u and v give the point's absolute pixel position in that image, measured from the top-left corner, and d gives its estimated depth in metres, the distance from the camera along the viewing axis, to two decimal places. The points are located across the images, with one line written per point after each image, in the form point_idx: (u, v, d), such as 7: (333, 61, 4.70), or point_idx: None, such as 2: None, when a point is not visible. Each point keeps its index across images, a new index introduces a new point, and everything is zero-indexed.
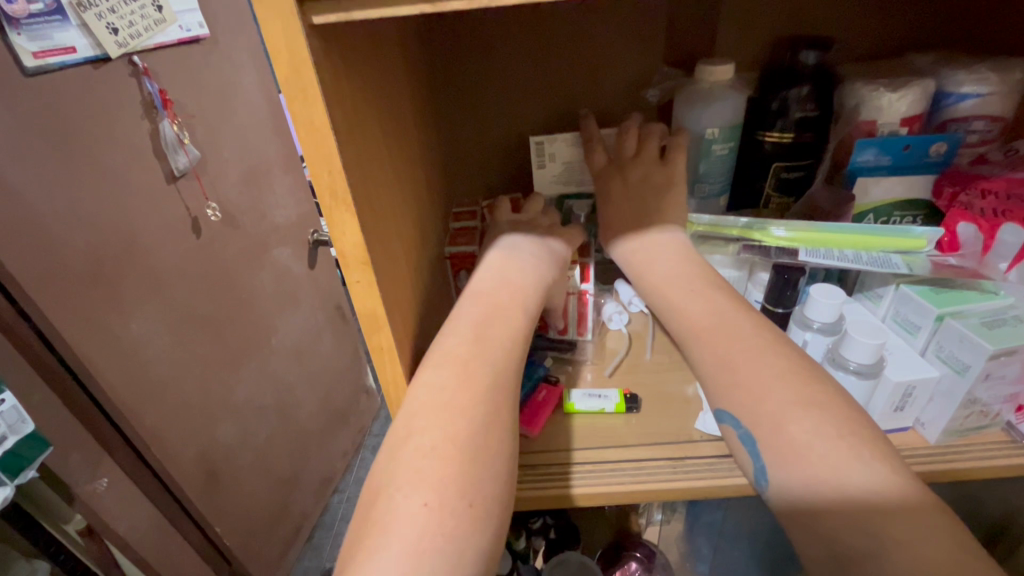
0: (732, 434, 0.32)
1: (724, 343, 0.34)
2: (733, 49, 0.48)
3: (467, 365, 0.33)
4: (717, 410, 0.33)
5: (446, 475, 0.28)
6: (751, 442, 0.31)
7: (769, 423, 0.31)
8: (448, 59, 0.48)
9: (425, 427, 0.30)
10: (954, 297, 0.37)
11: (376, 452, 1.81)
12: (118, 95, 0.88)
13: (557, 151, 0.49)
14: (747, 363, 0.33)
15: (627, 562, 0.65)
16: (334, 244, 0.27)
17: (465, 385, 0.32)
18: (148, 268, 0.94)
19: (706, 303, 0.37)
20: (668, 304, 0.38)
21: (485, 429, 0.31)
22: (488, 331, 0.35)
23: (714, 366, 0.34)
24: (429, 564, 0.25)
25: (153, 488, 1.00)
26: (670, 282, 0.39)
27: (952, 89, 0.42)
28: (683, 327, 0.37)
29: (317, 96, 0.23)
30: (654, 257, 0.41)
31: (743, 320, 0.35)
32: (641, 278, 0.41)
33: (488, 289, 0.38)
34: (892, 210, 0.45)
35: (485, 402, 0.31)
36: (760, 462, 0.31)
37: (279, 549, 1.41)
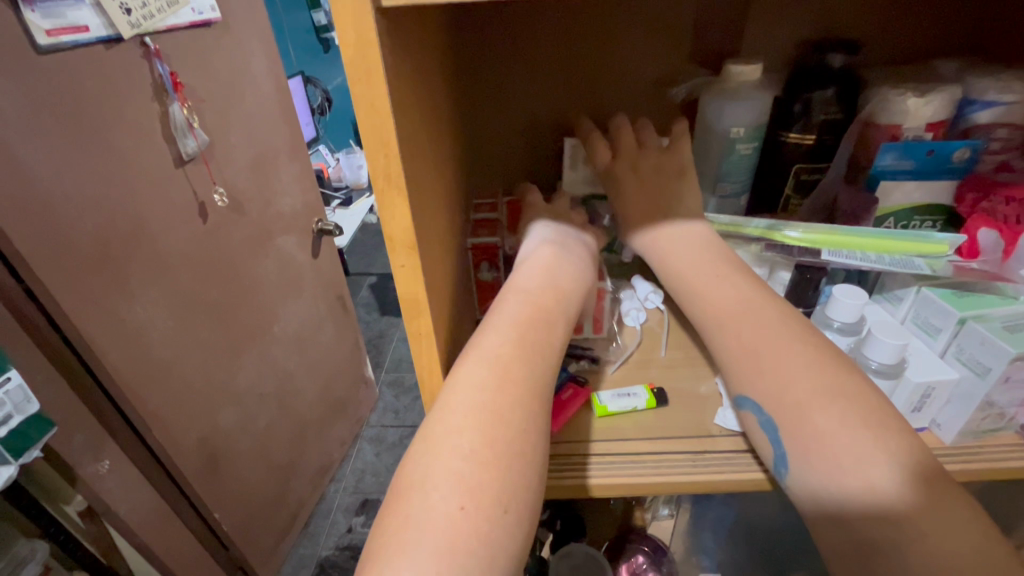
0: (751, 420, 0.34)
1: (755, 329, 0.35)
2: (761, 50, 0.48)
3: (505, 366, 0.33)
4: (737, 396, 0.35)
5: (482, 475, 0.28)
6: (772, 428, 0.32)
7: (798, 417, 0.31)
8: (477, 48, 0.48)
9: (463, 426, 0.30)
10: (976, 301, 0.38)
11: (373, 442, 1.82)
12: (129, 76, 0.87)
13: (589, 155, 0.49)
14: (776, 350, 0.33)
15: (634, 555, 0.65)
16: (382, 227, 0.27)
17: (505, 385, 0.32)
18: (154, 251, 0.94)
19: (736, 288, 0.37)
20: (694, 287, 0.39)
21: (525, 435, 0.30)
22: (529, 331, 0.35)
23: (740, 354, 0.35)
24: (463, 565, 0.25)
25: (153, 471, 1.00)
26: (702, 265, 0.39)
27: (978, 97, 0.42)
28: (708, 313, 0.38)
29: (380, 78, 0.23)
30: (682, 249, 0.41)
31: (774, 310, 0.35)
32: (668, 264, 0.41)
33: (533, 287, 0.38)
34: (912, 215, 0.45)
35: (525, 406, 0.31)
36: (780, 448, 0.32)
37: (276, 537, 1.41)
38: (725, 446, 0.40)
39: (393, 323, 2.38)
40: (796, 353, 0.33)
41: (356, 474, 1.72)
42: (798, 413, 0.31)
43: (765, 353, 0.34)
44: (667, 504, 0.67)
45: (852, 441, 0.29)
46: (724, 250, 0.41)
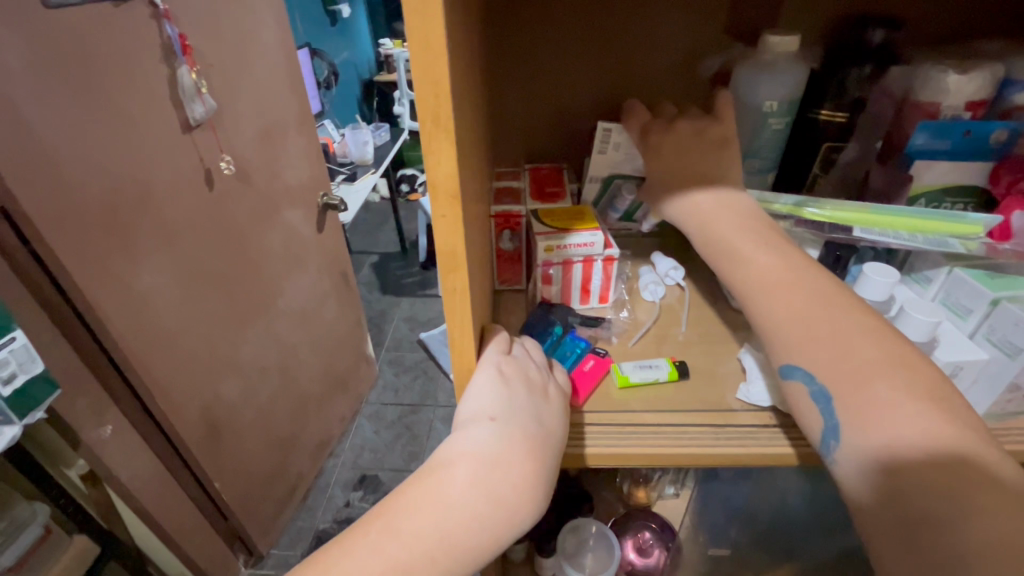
0: (800, 390, 0.33)
1: (796, 301, 0.34)
2: (799, 22, 0.47)
3: (482, 475, 0.31)
4: (784, 366, 0.34)
5: (428, 552, 0.29)
6: (825, 398, 0.32)
7: (848, 394, 0.31)
8: (506, 10, 0.47)
9: (409, 518, 0.30)
10: (1008, 283, 0.37)
11: (372, 419, 1.84)
12: (138, 35, 0.85)
13: (621, 140, 0.48)
14: (830, 318, 0.33)
15: (642, 530, 0.66)
16: (426, 174, 0.26)
17: (471, 493, 0.31)
18: (161, 217, 0.93)
19: (776, 256, 0.36)
20: (739, 254, 0.37)
21: (465, 543, 0.30)
22: (488, 496, 0.31)
23: (789, 320, 0.34)
24: None
25: (155, 438, 1.00)
26: (737, 233, 0.38)
27: (1019, 77, 0.41)
28: (742, 282, 0.37)
29: (437, 9, 0.22)
30: (720, 217, 0.39)
31: (813, 284, 0.35)
32: (705, 232, 0.40)
33: (533, 392, 0.36)
34: (943, 197, 0.44)
35: (480, 520, 0.30)
36: (833, 419, 0.31)
37: (275, 508, 1.42)
38: (749, 420, 0.40)
39: (394, 303, 2.38)
40: (841, 326, 0.33)
41: (355, 449, 1.73)
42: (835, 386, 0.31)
43: (804, 329, 0.33)
44: (672, 483, 0.68)
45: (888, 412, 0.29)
46: (763, 220, 0.39)
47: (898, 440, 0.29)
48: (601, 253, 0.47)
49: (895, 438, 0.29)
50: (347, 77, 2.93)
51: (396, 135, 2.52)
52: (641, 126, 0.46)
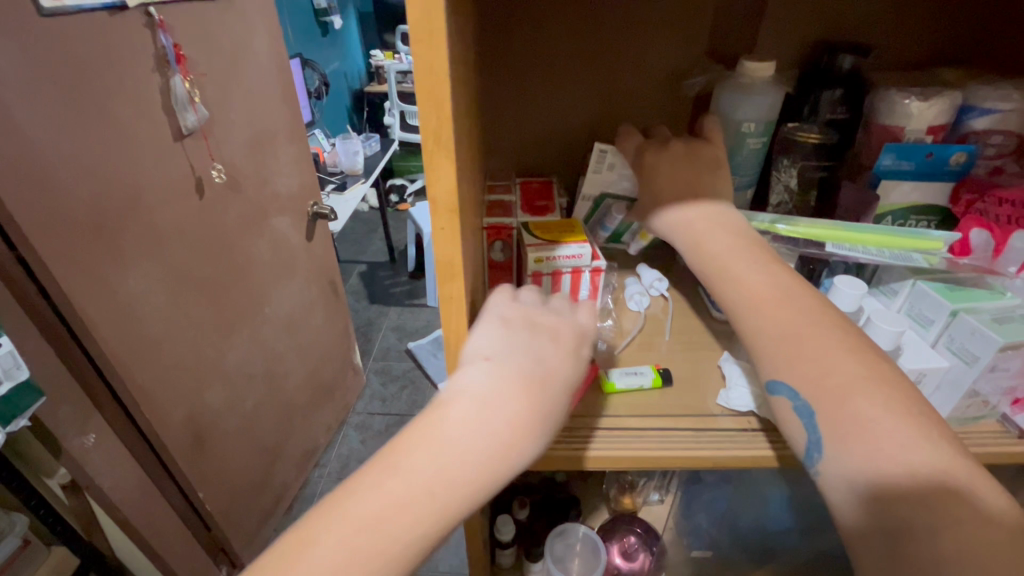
0: (785, 405, 0.35)
1: (785, 323, 0.36)
2: (775, 50, 0.50)
3: (491, 408, 0.32)
4: (771, 381, 0.36)
5: (439, 477, 0.30)
6: (809, 414, 0.34)
7: (831, 409, 0.33)
8: (501, 32, 0.49)
9: (420, 447, 0.31)
10: (966, 296, 0.40)
11: (359, 429, 1.83)
12: (132, 45, 0.86)
13: (616, 163, 0.50)
14: (813, 337, 0.35)
15: (626, 536, 0.66)
16: (427, 190, 0.28)
17: (480, 425, 0.31)
18: (149, 224, 0.93)
19: (767, 278, 0.38)
20: (731, 272, 0.39)
21: (473, 469, 0.31)
22: (494, 426, 0.31)
23: (776, 336, 0.36)
24: (365, 551, 0.28)
25: (139, 447, 0.99)
26: (730, 252, 0.40)
27: (976, 104, 0.44)
28: (732, 303, 0.38)
29: (442, 42, 0.24)
30: (710, 232, 0.41)
31: (794, 299, 0.37)
32: (698, 251, 0.41)
33: (539, 333, 0.37)
34: (909, 215, 0.47)
35: (488, 449, 0.31)
36: (816, 435, 0.33)
37: (258, 519, 1.41)
38: (728, 424, 0.42)
39: (381, 312, 2.38)
40: (823, 343, 0.35)
41: (341, 459, 1.72)
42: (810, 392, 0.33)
43: (783, 346, 0.35)
44: (657, 489, 0.70)
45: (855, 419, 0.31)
46: (755, 242, 0.41)
47: (866, 441, 0.31)
48: (589, 264, 0.49)
49: (866, 439, 0.31)
50: (337, 87, 2.95)
51: (386, 145, 2.54)
52: (633, 146, 0.48)
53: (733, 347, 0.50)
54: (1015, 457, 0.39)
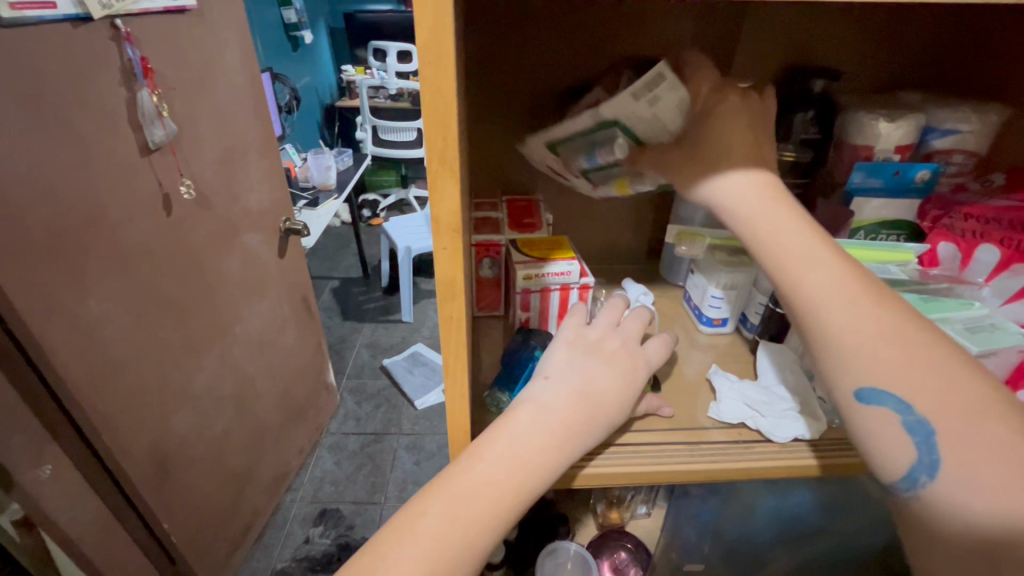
0: (886, 416, 0.30)
1: (879, 320, 0.32)
2: (750, 75, 0.52)
3: (565, 406, 0.36)
4: (871, 390, 0.31)
5: (523, 460, 0.34)
6: (924, 431, 0.29)
7: (953, 424, 0.28)
8: (486, 52, 0.50)
9: (505, 436, 0.35)
10: (940, 305, 0.42)
11: (332, 450, 1.78)
12: (96, 57, 0.83)
13: (663, 97, 0.37)
14: (908, 345, 0.31)
15: (617, 550, 0.67)
16: (430, 209, 0.28)
17: (555, 418, 0.36)
18: (114, 242, 0.89)
19: (843, 269, 0.34)
20: (793, 267, 0.35)
21: (550, 455, 0.35)
22: (565, 419, 0.36)
23: (866, 341, 0.31)
24: (463, 522, 0.32)
25: (99, 478, 0.93)
26: (785, 232, 0.36)
27: (938, 125, 0.46)
28: (808, 297, 0.34)
29: (450, 61, 0.24)
30: (766, 223, 0.36)
31: (871, 299, 0.33)
32: (757, 232, 0.36)
33: (596, 343, 0.42)
34: (879, 229, 0.49)
35: (561, 438, 0.35)
36: (934, 456, 0.28)
37: (227, 549, 1.34)
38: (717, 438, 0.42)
39: (355, 329, 2.34)
40: (919, 346, 0.31)
41: (314, 482, 1.67)
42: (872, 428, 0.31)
43: (876, 357, 0.31)
44: (645, 502, 0.69)
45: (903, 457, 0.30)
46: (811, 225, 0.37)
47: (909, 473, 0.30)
48: (578, 281, 0.49)
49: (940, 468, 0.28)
50: (308, 102, 2.92)
51: (359, 160, 2.51)
52: None
53: (719, 361, 0.51)
54: None
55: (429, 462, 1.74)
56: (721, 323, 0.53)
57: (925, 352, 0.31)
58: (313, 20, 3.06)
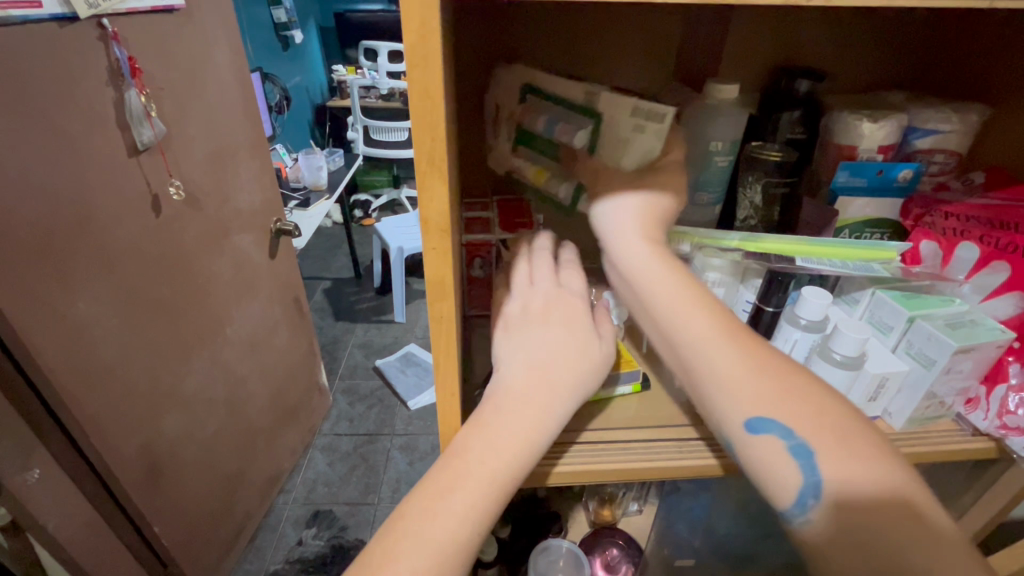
0: (774, 443, 0.32)
1: (752, 354, 0.34)
2: (737, 75, 0.53)
3: (528, 395, 0.36)
4: (756, 420, 0.33)
5: (495, 457, 0.34)
6: (806, 453, 0.31)
7: (830, 444, 0.31)
8: (477, 51, 0.50)
9: (475, 434, 0.35)
10: (921, 302, 0.43)
11: (325, 451, 1.77)
12: (83, 57, 0.82)
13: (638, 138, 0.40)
14: (786, 378, 0.34)
15: (609, 548, 0.67)
16: (419, 209, 0.28)
17: (524, 407, 0.35)
18: (103, 244, 0.88)
19: (716, 308, 0.36)
20: (672, 300, 0.36)
21: (521, 448, 0.35)
22: (526, 406, 0.35)
23: (743, 374, 0.34)
24: (443, 524, 0.32)
25: (88, 481, 0.92)
26: (664, 275, 0.37)
27: (920, 125, 0.48)
28: (690, 339, 0.35)
29: (436, 62, 0.24)
30: (636, 255, 0.38)
31: (741, 330, 0.36)
32: (640, 274, 0.38)
33: (546, 313, 0.40)
34: (864, 228, 0.50)
35: (531, 425, 0.35)
36: (815, 476, 0.31)
37: (220, 552, 1.33)
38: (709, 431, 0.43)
39: (347, 330, 2.33)
40: (794, 375, 0.34)
41: (306, 484, 1.66)
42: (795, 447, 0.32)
43: (756, 388, 0.33)
44: (635, 500, 0.71)
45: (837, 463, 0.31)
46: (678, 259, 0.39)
47: (840, 477, 0.30)
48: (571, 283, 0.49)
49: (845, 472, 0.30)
50: (299, 101, 2.90)
51: (351, 160, 2.51)
52: None
53: None
54: (967, 454, 0.42)
55: (422, 462, 1.74)
56: None
57: (793, 378, 0.34)
58: (303, 19, 3.04)
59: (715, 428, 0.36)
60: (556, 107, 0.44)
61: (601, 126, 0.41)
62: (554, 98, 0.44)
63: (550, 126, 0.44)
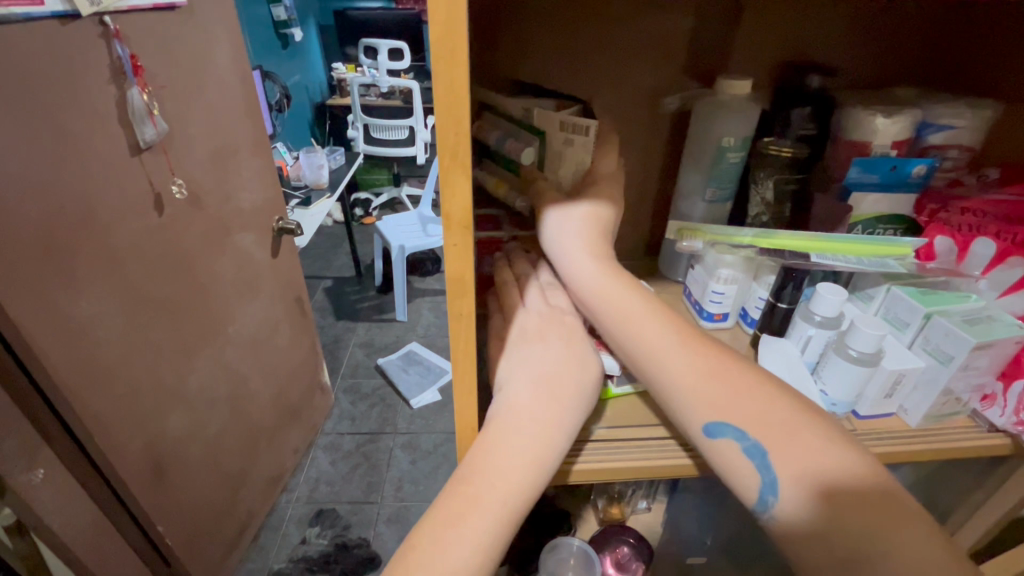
0: (732, 446, 0.34)
1: (698, 360, 0.37)
2: (746, 71, 0.53)
3: (535, 408, 0.37)
4: (712, 425, 0.35)
5: (505, 471, 0.34)
6: (759, 453, 0.33)
7: (781, 443, 0.33)
8: (486, 47, 0.50)
9: (485, 450, 0.35)
10: (938, 299, 0.43)
11: (327, 450, 1.77)
12: (85, 55, 0.82)
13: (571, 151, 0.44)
14: (737, 383, 0.36)
15: (620, 545, 0.67)
16: (440, 205, 0.28)
17: (534, 424, 0.36)
18: (106, 243, 0.88)
19: (667, 321, 0.39)
20: (625, 316, 0.39)
21: (531, 462, 0.35)
22: (532, 419, 0.36)
23: (694, 382, 0.36)
24: (460, 542, 0.32)
25: (92, 481, 0.92)
26: (616, 292, 0.40)
27: (934, 120, 0.47)
28: (641, 350, 0.38)
29: (463, 56, 0.24)
30: (584, 272, 0.41)
31: (693, 338, 0.38)
32: (597, 290, 0.40)
33: (543, 328, 0.41)
34: (877, 224, 0.49)
35: (539, 437, 0.36)
36: (769, 475, 0.33)
37: (223, 551, 1.33)
38: None
39: (349, 329, 2.33)
40: (739, 377, 0.36)
41: (309, 483, 1.66)
42: (773, 442, 0.33)
43: (711, 395, 0.35)
44: (644, 498, 0.71)
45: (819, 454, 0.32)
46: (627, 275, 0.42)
47: (810, 468, 0.32)
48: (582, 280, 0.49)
49: (808, 464, 0.32)
50: (298, 100, 2.90)
51: (351, 159, 2.50)
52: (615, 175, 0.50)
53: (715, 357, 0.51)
54: (984, 450, 0.42)
55: (425, 461, 1.74)
56: (722, 318, 0.51)
57: (748, 383, 0.36)
58: (302, 17, 3.02)
59: (682, 433, 0.38)
60: (503, 122, 0.46)
61: (542, 143, 0.44)
62: (503, 115, 0.46)
63: (502, 142, 0.46)
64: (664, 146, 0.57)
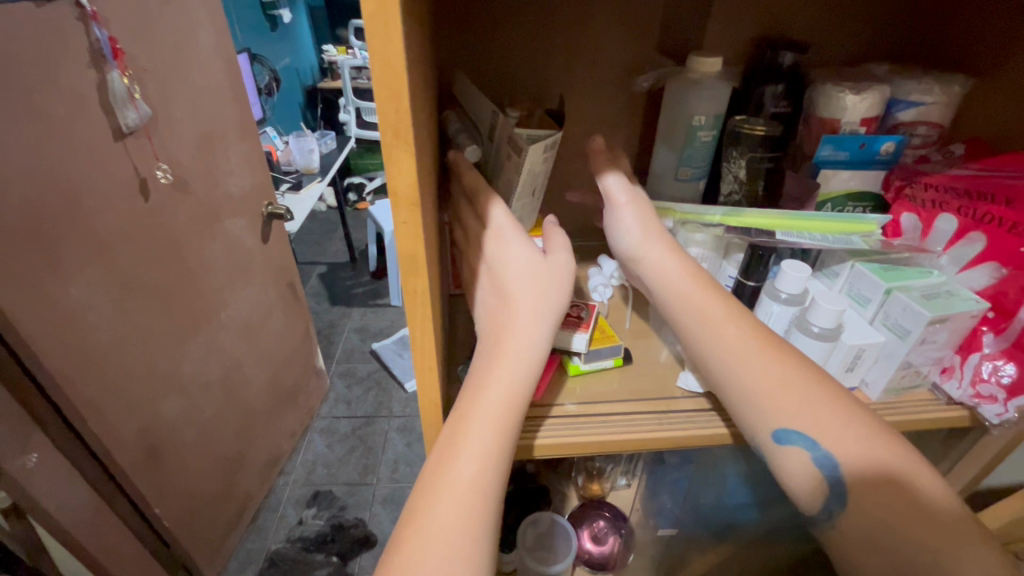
0: (800, 454, 0.35)
1: (778, 368, 0.37)
2: (720, 46, 0.52)
3: (511, 382, 0.37)
4: (780, 431, 0.36)
5: (493, 444, 0.35)
6: (831, 463, 0.35)
7: (852, 455, 0.34)
8: (455, 24, 0.50)
9: (476, 431, 0.35)
10: (899, 274, 0.43)
11: (323, 433, 1.80)
12: (61, 38, 0.80)
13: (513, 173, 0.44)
14: (809, 393, 0.36)
15: (596, 519, 0.70)
16: (387, 184, 0.28)
17: (503, 392, 0.37)
18: (91, 229, 0.88)
19: (748, 326, 0.39)
20: (711, 317, 0.39)
21: (501, 426, 0.36)
22: (506, 393, 0.37)
23: (773, 390, 0.37)
24: (462, 517, 0.33)
25: (88, 464, 0.93)
26: (696, 292, 0.41)
27: (903, 97, 0.47)
28: (719, 354, 0.39)
29: (398, 31, 0.24)
30: (667, 268, 0.42)
31: (780, 343, 0.38)
32: (672, 287, 0.41)
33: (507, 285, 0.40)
34: (846, 201, 0.49)
35: (514, 403, 0.37)
36: (841, 485, 0.34)
37: (221, 532, 1.36)
38: (686, 408, 0.44)
39: (344, 314, 2.34)
40: (811, 386, 0.37)
41: (306, 465, 1.69)
42: (848, 452, 0.34)
43: (784, 402, 0.36)
44: (624, 474, 0.72)
45: (858, 448, 0.34)
46: (703, 275, 0.42)
47: (863, 469, 0.34)
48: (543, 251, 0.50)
49: (863, 470, 0.34)
50: (288, 83, 2.86)
51: (343, 143, 2.49)
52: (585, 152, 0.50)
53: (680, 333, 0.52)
54: (940, 421, 0.43)
55: (421, 443, 1.76)
56: None
57: (819, 390, 0.37)
58: None
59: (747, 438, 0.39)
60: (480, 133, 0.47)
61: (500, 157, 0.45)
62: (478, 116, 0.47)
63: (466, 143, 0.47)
64: (640, 124, 0.56)
